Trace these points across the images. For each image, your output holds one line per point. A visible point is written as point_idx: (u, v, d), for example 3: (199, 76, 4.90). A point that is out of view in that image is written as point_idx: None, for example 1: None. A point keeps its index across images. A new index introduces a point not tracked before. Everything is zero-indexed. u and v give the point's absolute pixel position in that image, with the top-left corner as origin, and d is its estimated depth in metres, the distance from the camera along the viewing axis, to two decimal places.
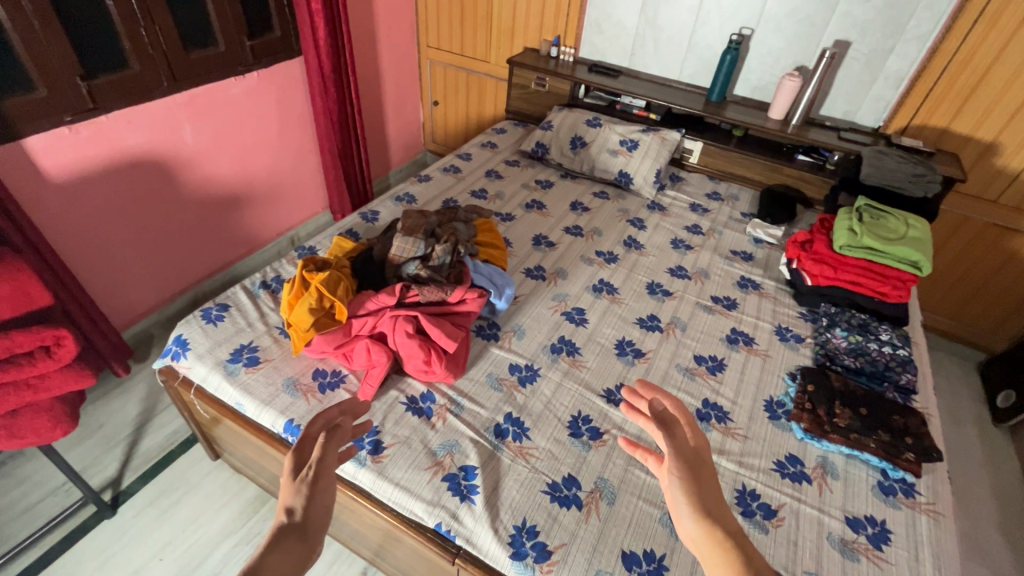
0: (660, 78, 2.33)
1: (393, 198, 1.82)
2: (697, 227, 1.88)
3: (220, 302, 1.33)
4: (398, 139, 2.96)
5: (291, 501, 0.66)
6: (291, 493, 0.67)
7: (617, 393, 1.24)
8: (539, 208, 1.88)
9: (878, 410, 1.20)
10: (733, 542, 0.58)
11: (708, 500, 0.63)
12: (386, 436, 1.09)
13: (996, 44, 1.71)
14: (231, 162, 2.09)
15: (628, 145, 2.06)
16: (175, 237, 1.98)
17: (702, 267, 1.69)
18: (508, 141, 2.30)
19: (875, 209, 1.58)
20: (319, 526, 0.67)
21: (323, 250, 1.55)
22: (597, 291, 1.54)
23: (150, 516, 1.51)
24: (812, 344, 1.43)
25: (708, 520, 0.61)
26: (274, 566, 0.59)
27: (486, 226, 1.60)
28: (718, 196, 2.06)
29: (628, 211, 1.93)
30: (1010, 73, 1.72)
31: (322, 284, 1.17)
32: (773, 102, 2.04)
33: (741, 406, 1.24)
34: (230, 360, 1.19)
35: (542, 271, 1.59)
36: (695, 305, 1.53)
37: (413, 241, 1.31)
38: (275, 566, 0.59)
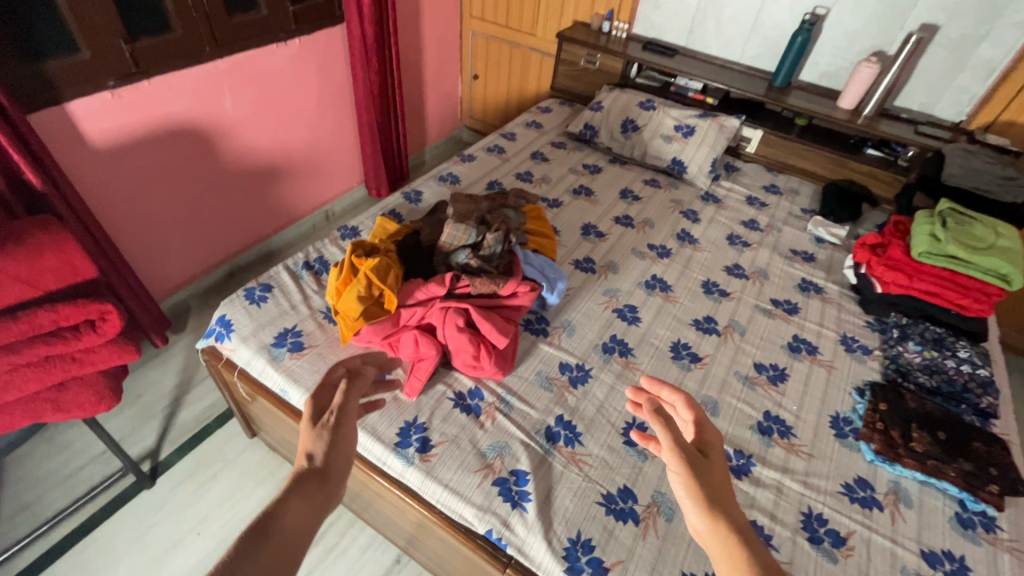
0: (719, 60, 2.18)
1: (437, 178, 1.75)
2: (755, 223, 1.77)
3: (263, 283, 1.29)
4: (435, 113, 2.87)
5: (312, 447, 0.67)
6: (311, 440, 0.67)
7: None
8: (588, 194, 1.80)
9: (958, 436, 1.11)
10: (737, 535, 0.53)
11: (711, 492, 0.57)
12: (434, 433, 1.05)
13: None
14: (272, 132, 2.04)
15: (683, 131, 1.94)
16: (214, 208, 1.95)
17: (760, 266, 1.60)
18: (554, 121, 2.19)
19: (958, 213, 1.45)
20: (342, 480, 0.66)
21: (367, 231, 1.50)
22: (650, 288, 1.46)
23: (188, 489, 1.52)
24: (880, 356, 1.34)
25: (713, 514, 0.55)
26: (296, 511, 0.59)
27: (535, 213, 1.52)
28: (776, 190, 1.95)
29: (681, 202, 1.82)
30: None
31: (372, 271, 1.10)
32: (844, 91, 1.90)
33: (806, 421, 1.17)
34: (274, 344, 1.16)
35: (592, 263, 1.51)
36: (754, 308, 1.45)
37: (465, 228, 1.24)
38: (296, 511, 0.60)
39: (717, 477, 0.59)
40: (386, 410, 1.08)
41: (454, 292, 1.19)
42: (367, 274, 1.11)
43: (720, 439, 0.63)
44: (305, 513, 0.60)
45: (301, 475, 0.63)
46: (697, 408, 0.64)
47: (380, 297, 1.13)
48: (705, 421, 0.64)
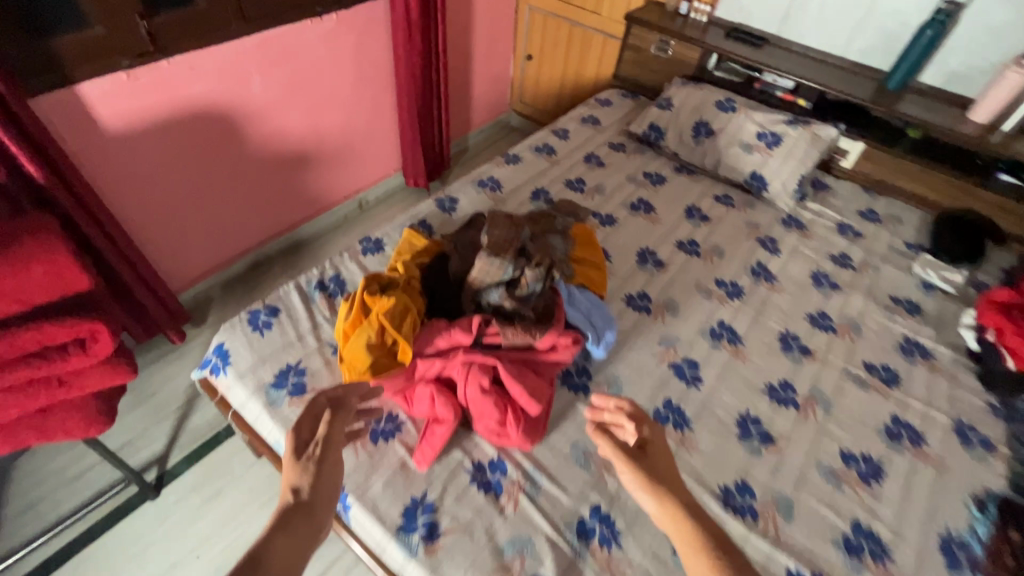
0: (818, 53, 1.84)
1: (475, 183, 1.55)
2: (847, 258, 1.48)
3: (270, 305, 1.14)
4: (482, 96, 2.63)
5: (297, 480, 0.67)
6: (297, 471, 0.68)
7: (738, 495, 0.96)
8: (647, 210, 1.55)
9: None
10: (683, 510, 0.63)
11: (658, 478, 0.68)
12: (444, 517, 0.89)
13: None
14: (304, 115, 1.87)
15: (767, 139, 1.65)
16: (238, 197, 1.82)
17: (852, 316, 1.32)
18: (614, 116, 1.92)
19: None
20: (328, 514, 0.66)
21: (391, 245, 1.32)
22: (715, 338, 1.23)
23: (192, 504, 1.44)
24: (1007, 456, 1.07)
25: (664, 497, 0.65)
26: (283, 545, 0.58)
27: (583, 237, 1.31)
28: (875, 216, 1.63)
29: (758, 226, 1.55)
30: None
31: (384, 318, 0.92)
32: (979, 101, 1.55)
33: (906, 540, 0.93)
34: (273, 385, 1.01)
35: (647, 301, 1.29)
36: (843, 373, 1.19)
37: (500, 263, 1.03)
38: (284, 544, 0.59)
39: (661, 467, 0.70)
40: (392, 481, 0.92)
41: (480, 341, 1.02)
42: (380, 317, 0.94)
43: (659, 437, 0.73)
44: (293, 546, 0.59)
45: (287, 508, 0.62)
46: (636, 413, 0.75)
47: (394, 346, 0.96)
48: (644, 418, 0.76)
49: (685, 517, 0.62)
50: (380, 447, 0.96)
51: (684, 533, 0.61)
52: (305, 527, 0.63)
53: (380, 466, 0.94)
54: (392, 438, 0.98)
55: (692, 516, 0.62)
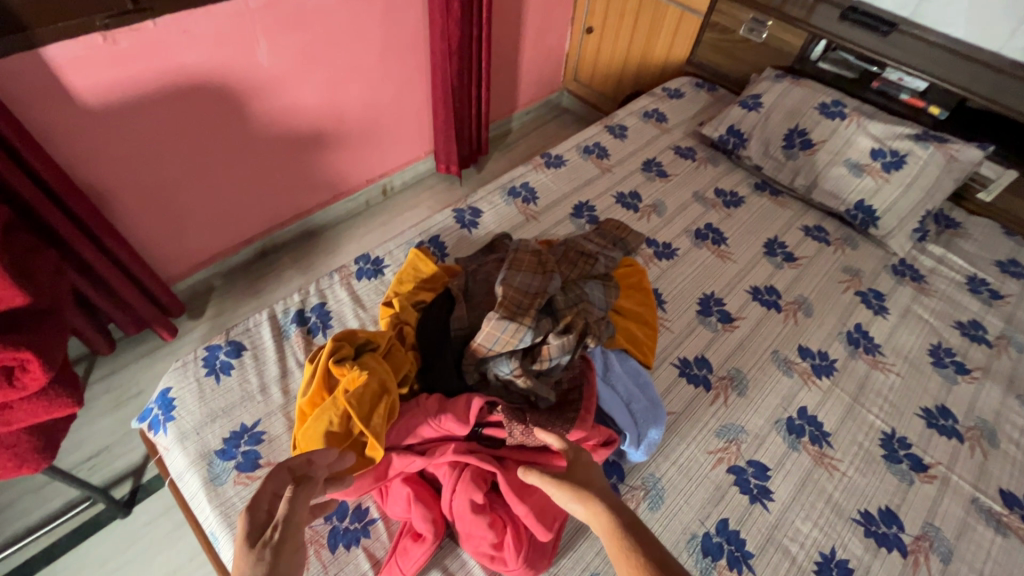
0: (963, 46, 1.43)
1: (506, 191, 1.27)
2: (979, 328, 1.13)
3: (233, 341, 0.93)
4: (532, 73, 2.32)
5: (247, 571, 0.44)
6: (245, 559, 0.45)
7: None
8: (716, 241, 1.24)
9: None
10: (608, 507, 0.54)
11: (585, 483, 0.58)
12: None
13: None
14: (320, 90, 1.63)
15: (885, 159, 1.28)
16: (242, 179, 1.62)
17: (984, 417, 0.99)
18: (684, 112, 1.58)
19: None
20: None
21: (393, 268, 1.08)
22: (794, 433, 0.93)
23: (163, 529, 1.30)
24: None
25: (592, 504, 0.54)
26: None
27: (630, 281, 1.04)
28: (1020, 271, 1.25)
29: (860, 273, 1.21)
30: None
31: (349, 398, 0.72)
32: None
33: None
34: (219, 455, 0.81)
35: (706, 371, 1.00)
36: (970, 504, 0.87)
37: (514, 328, 0.80)
38: None
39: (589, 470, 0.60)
40: None
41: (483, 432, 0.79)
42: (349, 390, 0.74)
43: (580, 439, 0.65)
44: None
45: None
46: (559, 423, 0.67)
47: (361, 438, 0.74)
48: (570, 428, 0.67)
49: (611, 519, 0.52)
50: (338, 557, 0.74)
51: (611, 534, 0.51)
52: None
53: None
54: (355, 545, 0.75)
55: (617, 516, 0.52)
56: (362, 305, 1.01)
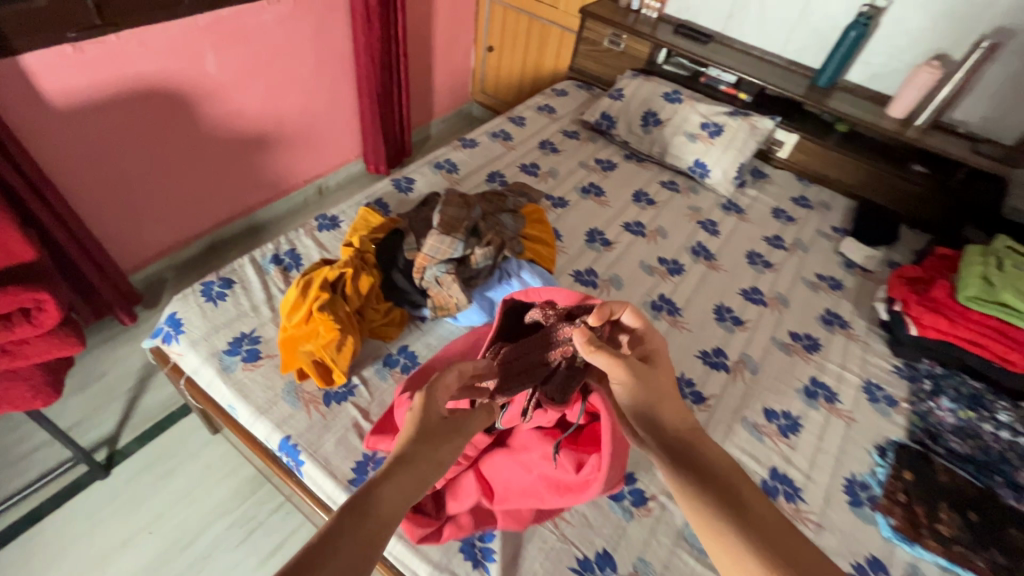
0: (757, 51, 1.97)
1: (432, 165, 1.59)
2: (779, 239, 1.60)
3: (224, 277, 1.15)
4: (444, 85, 2.68)
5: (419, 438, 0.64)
6: (420, 427, 0.65)
7: None
8: (597, 193, 1.63)
9: (991, 518, 0.97)
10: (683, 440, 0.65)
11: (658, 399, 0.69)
12: None
13: None
14: (260, 98, 1.87)
15: (710, 129, 1.76)
16: (192, 178, 1.80)
17: (781, 291, 1.44)
18: (569, 106, 2.00)
19: (1019, 253, 1.27)
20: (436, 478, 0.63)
21: (348, 222, 1.35)
22: (656, 310, 1.32)
23: (145, 482, 1.43)
24: (907, 410, 1.20)
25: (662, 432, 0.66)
26: (386, 496, 0.57)
27: (536, 216, 1.37)
28: (806, 203, 1.76)
29: (700, 210, 1.65)
30: None
31: (302, 333, 1.00)
32: (896, 97, 1.70)
33: (816, 483, 1.04)
34: (227, 352, 1.03)
35: (594, 277, 1.37)
36: (770, 340, 1.30)
37: (450, 241, 1.09)
38: (391, 495, 0.57)
39: (671, 415, 0.68)
40: (344, 439, 0.95)
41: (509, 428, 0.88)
42: (304, 327, 1.00)
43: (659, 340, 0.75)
44: (397, 496, 0.58)
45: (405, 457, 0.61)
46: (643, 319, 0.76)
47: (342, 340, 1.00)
48: (654, 334, 0.76)
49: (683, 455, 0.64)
50: (332, 408, 0.99)
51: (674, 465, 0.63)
52: (410, 491, 0.59)
53: (332, 426, 0.97)
54: (345, 400, 1.01)
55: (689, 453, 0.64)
56: (326, 249, 1.27)
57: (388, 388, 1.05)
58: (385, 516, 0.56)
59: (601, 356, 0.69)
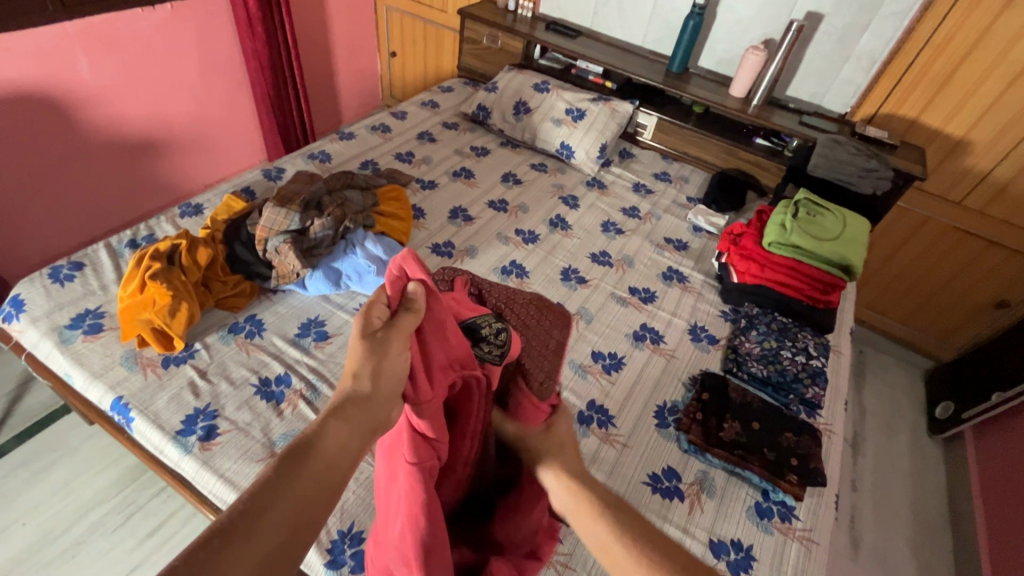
0: (622, 43, 2.14)
1: (306, 155, 1.68)
2: (636, 210, 1.75)
3: (74, 261, 1.21)
4: (350, 91, 2.78)
5: (360, 365, 0.56)
6: (359, 353, 0.57)
7: None
8: (467, 176, 1.75)
9: (771, 427, 1.12)
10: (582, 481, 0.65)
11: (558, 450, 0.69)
12: (223, 421, 1.00)
13: (964, 45, 1.59)
14: (143, 102, 1.92)
15: (574, 114, 1.91)
16: (79, 183, 1.84)
17: (628, 253, 1.57)
18: (452, 101, 2.13)
19: (814, 203, 1.46)
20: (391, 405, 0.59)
21: (210, 208, 1.41)
22: (505, 274, 1.42)
23: (22, 477, 1.45)
24: (724, 346, 1.34)
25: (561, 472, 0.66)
26: (334, 436, 0.52)
27: (393, 194, 1.47)
28: (667, 177, 1.93)
29: (564, 187, 1.79)
30: (974, 79, 1.62)
31: (136, 301, 1.06)
32: (735, 78, 1.88)
33: (629, 411, 1.16)
34: (68, 326, 1.08)
35: (451, 248, 1.47)
36: (608, 295, 1.42)
37: (286, 213, 1.20)
38: (337, 433, 0.53)
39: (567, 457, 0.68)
40: (176, 396, 1.02)
41: (452, 428, 0.68)
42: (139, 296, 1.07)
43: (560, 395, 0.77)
44: (346, 435, 0.54)
45: (349, 394, 0.55)
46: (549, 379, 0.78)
47: (178, 304, 1.07)
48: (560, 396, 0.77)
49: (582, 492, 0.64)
50: (170, 370, 1.06)
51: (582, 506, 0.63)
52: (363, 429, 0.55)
53: (166, 385, 1.03)
54: (184, 363, 1.07)
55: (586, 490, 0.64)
56: None
57: (229, 351, 1.12)
58: (330, 457, 0.52)
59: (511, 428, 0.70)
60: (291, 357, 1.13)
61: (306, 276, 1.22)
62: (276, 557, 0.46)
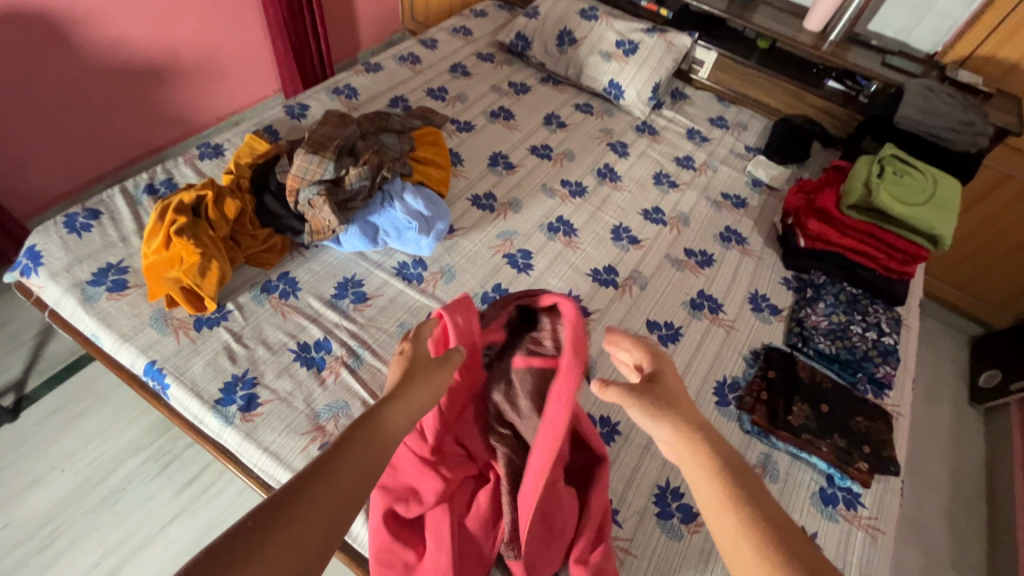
0: None
1: (331, 90, 1.52)
2: (690, 160, 1.60)
3: (90, 209, 1.11)
4: (369, 13, 2.52)
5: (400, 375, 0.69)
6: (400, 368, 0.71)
7: None
8: (506, 117, 1.59)
9: (839, 409, 1.06)
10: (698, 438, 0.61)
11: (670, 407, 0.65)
12: (263, 389, 0.94)
13: None
14: (147, 23, 1.73)
15: (625, 48, 1.70)
16: (85, 114, 1.70)
17: (683, 210, 1.45)
18: (486, 28, 1.91)
19: (900, 160, 1.31)
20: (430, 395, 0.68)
21: (232, 150, 1.29)
22: (551, 231, 1.31)
23: (56, 424, 1.43)
24: (787, 318, 1.25)
25: (675, 430, 0.62)
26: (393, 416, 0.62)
27: (429, 139, 1.33)
28: (723, 123, 1.75)
29: (611, 132, 1.63)
30: None
31: (162, 258, 0.97)
32: (811, 10, 1.66)
33: (688, 386, 1.08)
34: (90, 282, 1.00)
35: (492, 201, 1.35)
36: (663, 257, 1.31)
37: (319, 161, 1.08)
38: (395, 414, 0.63)
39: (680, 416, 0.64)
40: (212, 362, 0.95)
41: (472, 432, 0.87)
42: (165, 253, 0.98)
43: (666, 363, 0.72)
44: (402, 415, 0.63)
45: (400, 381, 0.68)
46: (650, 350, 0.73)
47: (206, 263, 0.98)
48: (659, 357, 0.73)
49: (697, 447, 0.61)
50: (203, 333, 0.99)
51: (695, 462, 0.60)
52: (411, 414, 0.65)
53: (201, 349, 0.97)
54: (217, 325, 1.00)
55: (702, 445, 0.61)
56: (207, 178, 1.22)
57: (264, 312, 1.04)
58: (387, 432, 0.61)
59: (615, 393, 0.65)
60: (329, 320, 1.06)
61: (342, 232, 1.11)
62: (338, 514, 0.51)
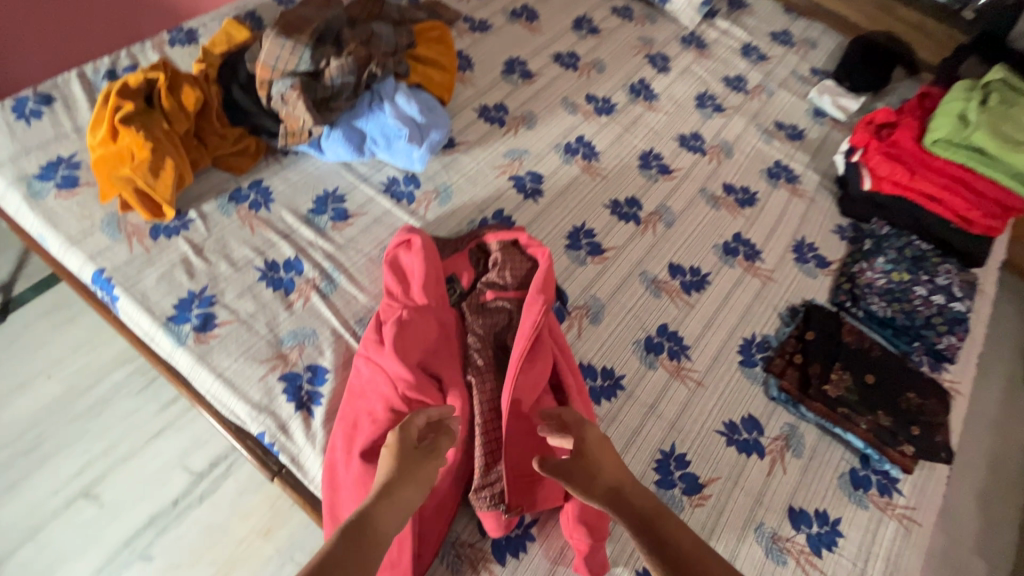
0: None
1: None
2: (742, 81, 1.35)
3: (42, 93, 0.97)
4: None
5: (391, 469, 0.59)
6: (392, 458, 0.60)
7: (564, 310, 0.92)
8: (529, 17, 1.35)
9: (887, 382, 0.90)
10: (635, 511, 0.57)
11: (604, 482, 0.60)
12: (221, 309, 0.83)
13: None
14: None
15: None
16: None
17: (726, 139, 1.23)
18: None
19: (1010, 88, 1.08)
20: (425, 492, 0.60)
21: (207, 37, 1.12)
22: (568, 153, 1.13)
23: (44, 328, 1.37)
24: (837, 272, 1.06)
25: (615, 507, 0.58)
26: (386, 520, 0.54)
27: (433, 34, 1.13)
28: (788, 39, 1.47)
29: (652, 42, 1.38)
30: None
31: (111, 153, 0.85)
32: None
33: (709, 342, 0.94)
34: (38, 176, 0.89)
35: (503, 114, 1.16)
36: (697, 192, 1.13)
37: (292, 46, 0.92)
38: (388, 515, 0.55)
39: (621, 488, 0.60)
40: (167, 275, 0.85)
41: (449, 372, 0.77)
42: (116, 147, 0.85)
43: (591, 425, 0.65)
44: (395, 515, 0.55)
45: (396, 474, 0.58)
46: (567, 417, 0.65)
47: (161, 163, 0.85)
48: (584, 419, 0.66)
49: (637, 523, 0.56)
50: (160, 242, 0.87)
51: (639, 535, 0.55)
52: (404, 516, 0.57)
53: (156, 260, 0.86)
54: (176, 235, 0.88)
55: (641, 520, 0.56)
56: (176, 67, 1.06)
57: (230, 224, 0.92)
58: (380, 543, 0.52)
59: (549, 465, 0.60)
60: (304, 238, 0.93)
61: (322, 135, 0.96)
62: None
